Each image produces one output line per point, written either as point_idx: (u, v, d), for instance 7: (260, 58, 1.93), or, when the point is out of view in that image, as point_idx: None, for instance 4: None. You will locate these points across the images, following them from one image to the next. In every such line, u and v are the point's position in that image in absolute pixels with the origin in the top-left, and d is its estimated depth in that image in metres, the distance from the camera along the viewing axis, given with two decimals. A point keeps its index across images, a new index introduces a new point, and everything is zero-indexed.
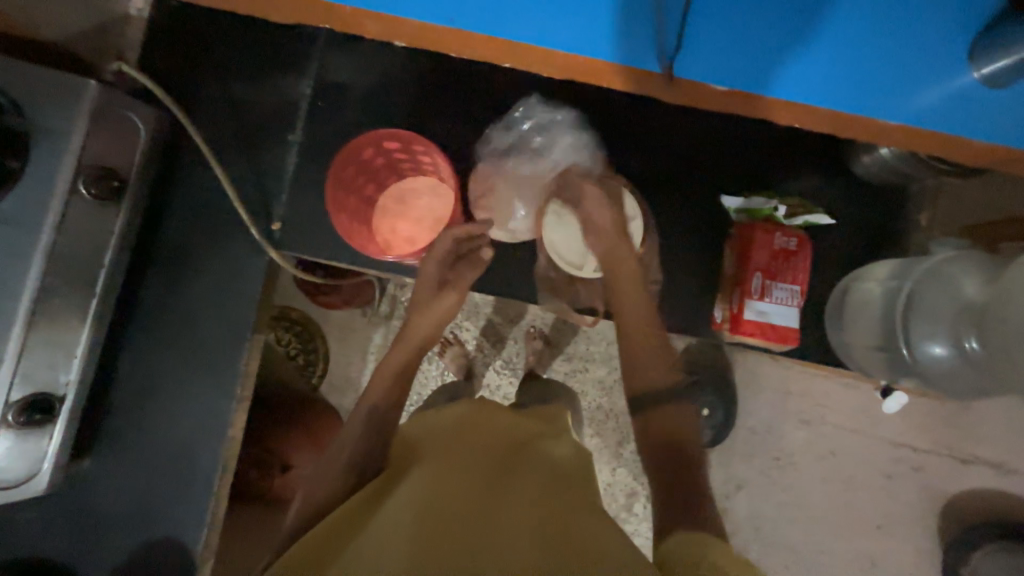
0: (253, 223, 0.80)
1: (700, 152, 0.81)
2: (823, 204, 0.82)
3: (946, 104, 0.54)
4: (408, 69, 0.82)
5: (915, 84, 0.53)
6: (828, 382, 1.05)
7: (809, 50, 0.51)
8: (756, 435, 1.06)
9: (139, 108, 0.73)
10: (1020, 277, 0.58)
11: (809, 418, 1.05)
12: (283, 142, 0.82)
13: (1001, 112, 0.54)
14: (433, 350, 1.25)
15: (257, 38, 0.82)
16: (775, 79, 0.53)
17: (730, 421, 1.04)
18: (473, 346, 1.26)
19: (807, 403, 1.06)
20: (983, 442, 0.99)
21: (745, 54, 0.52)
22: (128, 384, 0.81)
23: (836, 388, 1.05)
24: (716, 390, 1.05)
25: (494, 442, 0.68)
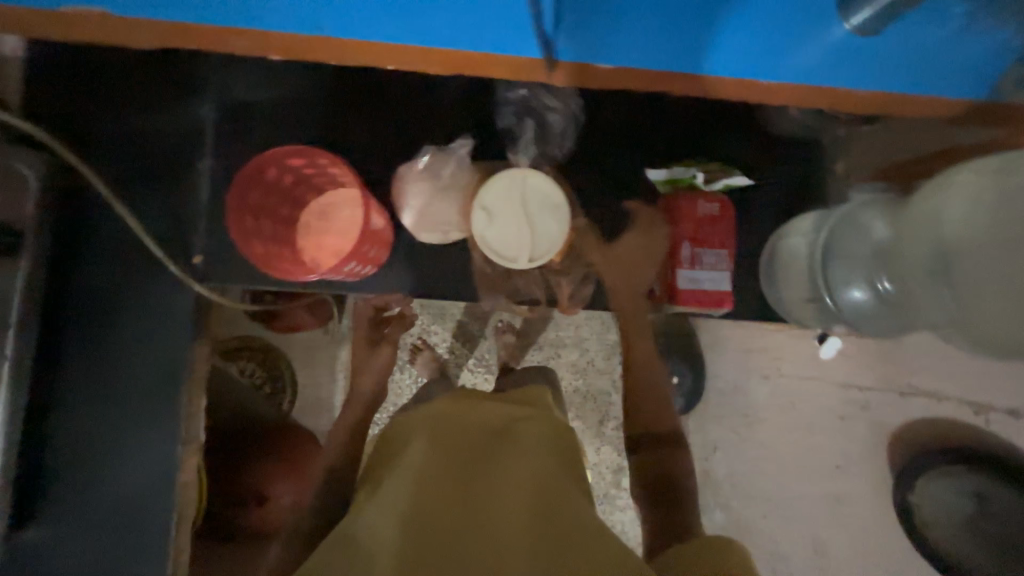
0: (170, 259, 0.77)
1: (619, 130, 0.81)
2: (745, 166, 0.84)
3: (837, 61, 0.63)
4: (313, 80, 0.80)
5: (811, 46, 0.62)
6: (782, 336, 1.09)
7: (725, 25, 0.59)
8: (723, 396, 1.09)
9: (24, 155, 0.69)
10: (919, 213, 0.61)
11: (769, 372, 1.08)
12: (193, 172, 0.79)
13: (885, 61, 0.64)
14: (403, 358, 1.24)
15: (147, 66, 0.77)
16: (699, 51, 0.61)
17: (698, 385, 1.07)
18: (445, 350, 1.25)
19: (766, 358, 1.09)
20: (924, 373, 1.05)
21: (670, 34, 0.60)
22: (61, 444, 0.77)
23: (788, 340, 1.09)
24: (683, 358, 1.08)
25: (479, 431, 0.69)
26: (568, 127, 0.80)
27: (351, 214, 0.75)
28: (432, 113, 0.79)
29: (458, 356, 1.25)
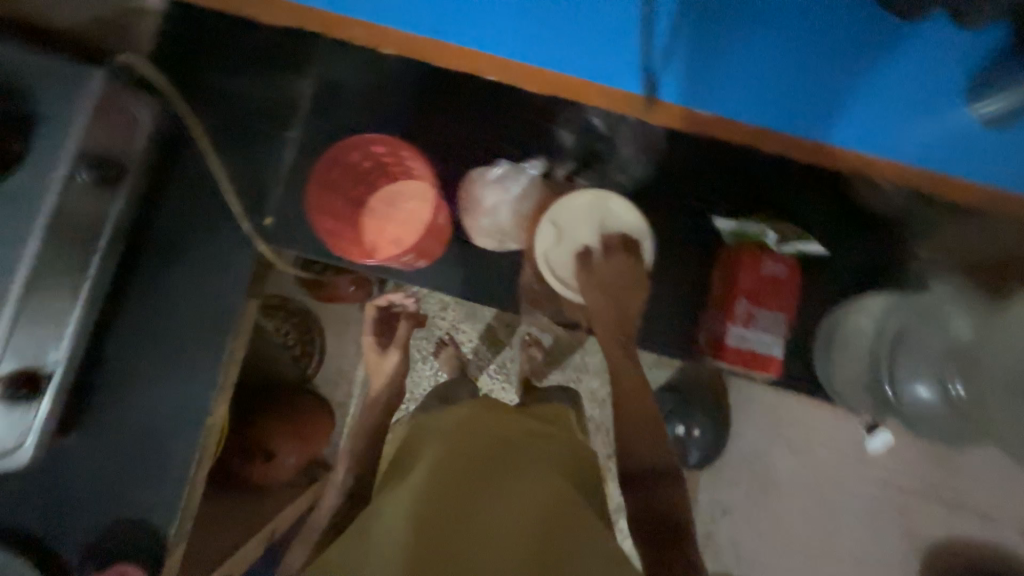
0: (244, 216, 0.82)
1: (695, 174, 0.79)
2: (819, 233, 0.80)
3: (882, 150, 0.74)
4: (407, 72, 0.82)
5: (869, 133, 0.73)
6: (818, 413, 1.05)
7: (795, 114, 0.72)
8: (742, 460, 1.07)
9: (143, 99, 0.75)
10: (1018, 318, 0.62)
11: (797, 446, 1.05)
12: (281, 140, 0.84)
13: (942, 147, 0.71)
14: (428, 349, 1.25)
15: (264, 37, 0.83)
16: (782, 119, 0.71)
17: (719, 444, 1.04)
18: (468, 350, 1.25)
19: (797, 432, 1.06)
20: (962, 484, 1.00)
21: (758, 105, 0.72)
22: (113, 364, 0.82)
23: (826, 419, 1.05)
24: (707, 411, 1.05)
25: (493, 442, 0.68)
26: (642, 161, 0.79)
27: (411, 204, 0.78)
28: (511, 122, 0.80)
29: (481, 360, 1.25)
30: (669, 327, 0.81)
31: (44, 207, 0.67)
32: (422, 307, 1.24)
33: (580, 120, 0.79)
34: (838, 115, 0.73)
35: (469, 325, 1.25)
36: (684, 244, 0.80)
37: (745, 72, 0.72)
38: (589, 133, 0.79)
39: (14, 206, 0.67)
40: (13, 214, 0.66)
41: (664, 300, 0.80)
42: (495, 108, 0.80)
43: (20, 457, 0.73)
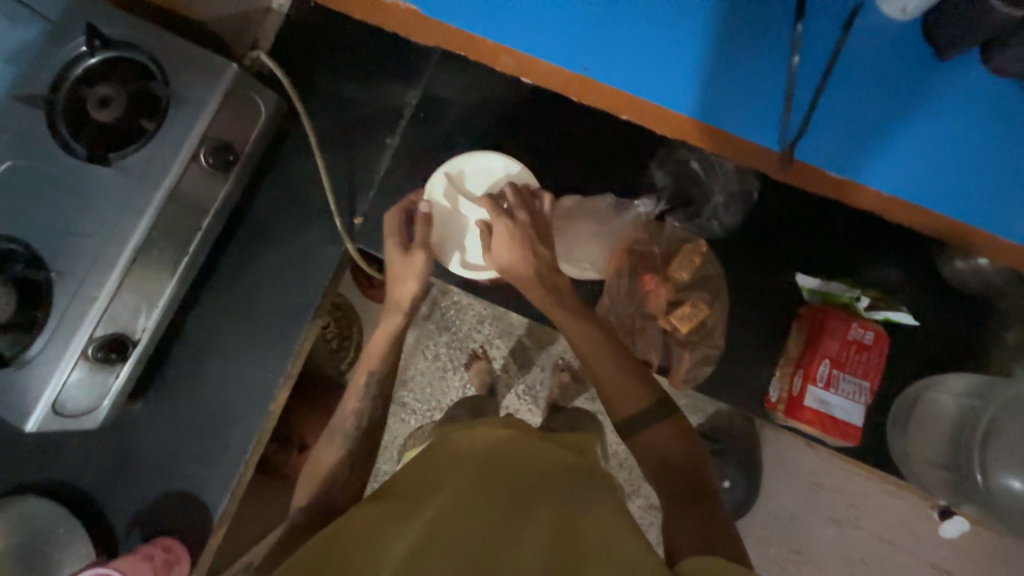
0: (337, 213, 0.85)
1: (784, 229, 0.79)
2: (903, 303, 0.79)
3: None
4: (510, 96, 0.85)
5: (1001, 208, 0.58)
6: (869, 484, 1.01)
7: (914, 162, 0.57)
8: (775, 520, 1.04)
9: (266, 94, 0.80)
10: None
11: (840, 517, 1.02)
12: (380, 146, 0.87)
13: None
14: (460, 361, 1.26)
15: (378, 48, 0.88)
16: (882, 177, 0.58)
17: (750, 498, 1.01)
18: (499, 366, 1.25)
19: (841, 501, 1.02)
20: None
21: (857, 150, 0.57)
22: (190, 339, 0.85)
23: (876, 492, 1.01)
24: (741, 464, 1.02)
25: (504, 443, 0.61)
26: (732, 210, 0.80)
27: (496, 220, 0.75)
28: (605, 156, 0.81)
29: (507, 377, 1.25)
30: (739, 377, 0.80)
31: (165, 184, 0.70)
32: (461, 318, 1.26)
33: (674, 163, 0.80)
34: (875, 165, 0.57)
35: (502, 342, 1.24)
36: (764, 296, 0.80)
37: (863, 99, 0.56)
38: (682, 176, 0.80)
39: (137, 179, 0.70)
40: (135, 187, 0.70)
41: (737, 350, 0.79)
42: (592, 140, 0.82)
43: (93, 420, 0.75)
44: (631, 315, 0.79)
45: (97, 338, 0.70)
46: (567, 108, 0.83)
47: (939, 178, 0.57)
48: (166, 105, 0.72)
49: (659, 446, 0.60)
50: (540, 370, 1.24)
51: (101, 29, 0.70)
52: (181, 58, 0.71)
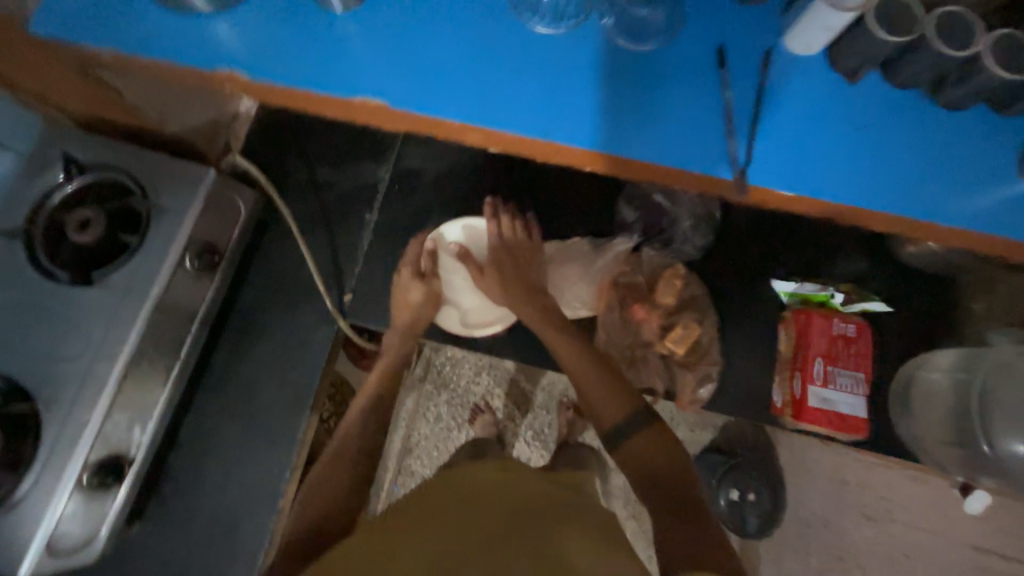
0: (327, 293, 0.86)
1: (751, 242, 0.85)
2: (877, 292, 0.83)
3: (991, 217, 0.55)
4: (477, 158, 0.90)
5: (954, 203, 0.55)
6: (889, 473, 1.02)
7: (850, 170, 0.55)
8: (809, 528, 1.02)
9: (244, 192, 0.83)
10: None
11: (870, 512, 1.01)
12: (359, 222, 0.90)
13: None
14: (463, 417, 1.24)
15: (344, 133, 0.93)
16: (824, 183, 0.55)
17: (777, 507, 1.00)
18: (503, 415, 1.24)
19: (868, 495, 1.02)
20: None
21: (791, 164, 0.55)
22: (188, 446, 0.82)
23: (898, 479, 1.02)
24: (761, 474, 1.02)
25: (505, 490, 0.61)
26: (702, 232, 0.84)
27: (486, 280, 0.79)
28: (575, 201, 0.86)
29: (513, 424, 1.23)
30: (743, 389, 0.81)
31: (151, 295, 0.70)
32: (457, 373, 1.25)
33: (638, 197, 0.85)
34: (867, 171, 0.55)
35: (502, 390, 1.24)
36: (747, 308, 0.83)
37: (780, 118, 0.56)
38: (649, 208, 0.85)
39: (123, 294, 0.70)
40: (121, 302, 0.69)
41: (736, 363, 0.81)
42: (559, 188, 0.87)
43: (91, 551, 0.71)
44: (627, 345, 0.82)
45: (92, 462, 0.67)
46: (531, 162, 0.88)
47: (880, 184, 0.55)
48: (146, 218, 0.73)
49: (643, 456, 0.61)
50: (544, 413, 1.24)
51: (77, 155, 0.73)
52: (158, 172, 0.74)
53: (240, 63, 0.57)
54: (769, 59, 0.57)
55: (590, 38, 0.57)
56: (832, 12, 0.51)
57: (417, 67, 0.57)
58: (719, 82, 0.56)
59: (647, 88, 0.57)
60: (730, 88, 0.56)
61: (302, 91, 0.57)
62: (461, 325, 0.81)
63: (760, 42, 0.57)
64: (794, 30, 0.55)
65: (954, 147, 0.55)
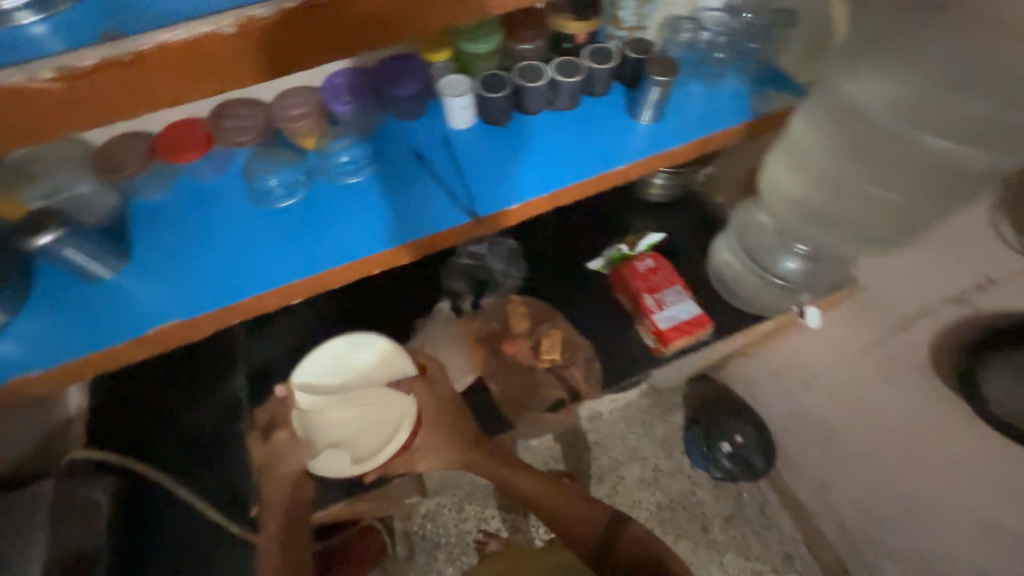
0: (232, 521, 0.83)
1: (554, 251, 1.02)
2: (656, 228, 1.04)
3: (642, 146, 0.78)
4: (316, 317, 0.96)
5: (614, 154, 0.77)
6: (789, 340, 1.16)
7: (541, 171, 0.76)
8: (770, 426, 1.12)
9: (99, 484, 0.80)
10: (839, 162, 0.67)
11: (799, 380, 1.14)
12: (237, 438, 0.88)
13: (670, 133, 0.78)
14: (470, 561, 1.12)
15: (183, 369, 0.92)
16: (530, 187, 0.74)
17: (760, 436, 1.08)
18: (506, 530, 1.15)
19: (789, 369, 1.15)
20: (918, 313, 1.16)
21: (502, 188, 0.74)
22: None
23: (799, 340, 1.16)
24: (733, 419, 1.10)
25: None
26: (516, 265, 1.00)
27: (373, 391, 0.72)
28: (411, 301, 0.96)
29: (522, 531, 1.14)
30: (624, 354, 0.92)
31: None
32: (435, 521, 1.15)
33: (455, 271, 0.98)
34: (549, 165, 0.76)
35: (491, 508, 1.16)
36: (584, 294, 0.98)
37: (476, 170, 0.76)
38: (468, 273, 0.98)
39: None
40: None
41: (604, 340, 0.93)
42: (393, 299, 0.96)
43: None
44: (518, 379, 0.90)
45: None
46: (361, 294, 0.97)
47: (563, 169, 0.76)
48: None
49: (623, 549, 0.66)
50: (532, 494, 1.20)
51: None
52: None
53: (31, 361, 0.60)
54: (449, 139, 0.78)
55: (324, 190, 0.75)
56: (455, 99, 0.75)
57: (203, 278, 0.67)
58: (427, 169, 0.76)
59: (383, 198, 0.74)
60: (435, 169, 0.76)
61: (100, 353, 0.61)
62: (352, 464, 0.66)
63: (437, 132, 0.79)
64: (449, 118, 0.78)
65: (589, 124, 0.80)
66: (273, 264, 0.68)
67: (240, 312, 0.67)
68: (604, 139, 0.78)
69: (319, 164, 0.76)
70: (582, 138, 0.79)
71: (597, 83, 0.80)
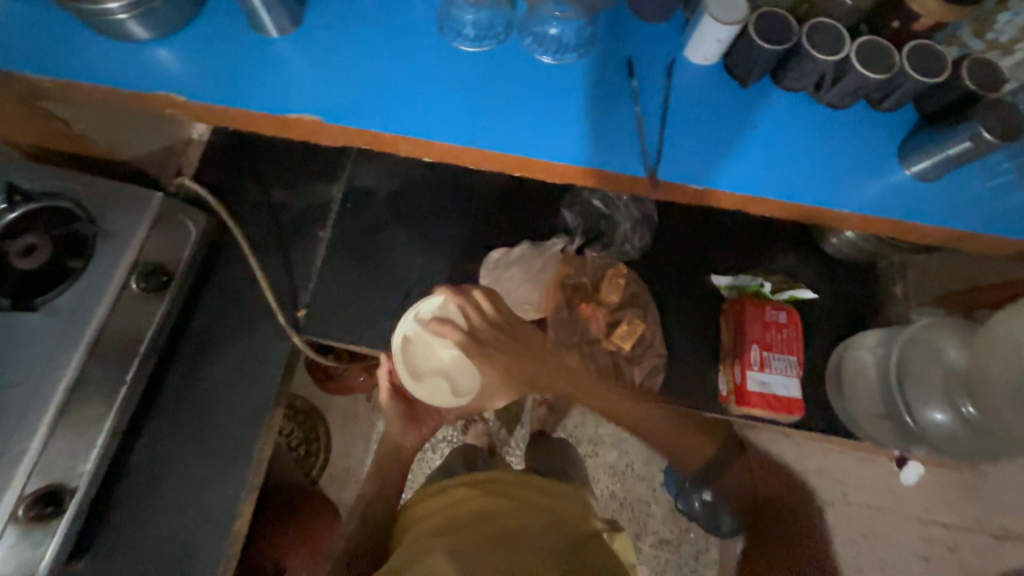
0: (280, 310, 0.86)
1: (687, 247, 0.91)
2: (803, 281, 0.91)
3: (882, 199, 0.62)
4: (430, 178, 0.94)
5: (847, 188, 0.62)
6: (845, 456, 1.01)
7: (748, 152, 0.62)
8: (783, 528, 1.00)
9: (193, 214, 0.83)
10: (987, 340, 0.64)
11: (834, 501, 1.00)
12: (314, 238, 0.91)
13: (923, 202, 0.62)
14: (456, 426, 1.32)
15: (304, 157, 0.95)
16: (722, 176, 0.61)
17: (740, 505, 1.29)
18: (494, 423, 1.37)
19: (830, 484, 1.01)
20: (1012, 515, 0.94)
21: (702, 162, 0.61)
22: (135, 475, 0.80)
23: (853, 463, 1.01)
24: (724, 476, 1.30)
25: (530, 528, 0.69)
26: (640, 235, 0.90)
27: None
28: (515, 213, 0.92)
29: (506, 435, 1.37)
30: (688, 380, 0.86)
31: (86, 337, 0.70)
32: None
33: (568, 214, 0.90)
34: (756, 165, 0.62)
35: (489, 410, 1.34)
36: (687, 306, 0.89)
37: (694, 121, 0.62)
38: (581, 223, 0.90)
39: (67, 318, 0.70)
40: (66, 325, 0.70)
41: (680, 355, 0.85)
42: (500, 202, 0.92)
43: None
44: None
45: (28, 493, 0.66)
46: (481, 186, 0.93)
47: (776, 173, 0.62)
48: (93, 242, 0.74)
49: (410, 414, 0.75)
50: (523, 430, 1.39)
51: (23, 185, 0.73)
52: (103, 199, 0.75)
53: (194, 91, 0.60)
54: (678, 71, 0.63)
55: (516, 57, 0.63)
56: (718, 26, 0.57)
57: (368, 94, 0.61)
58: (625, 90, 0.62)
59: (571, 94, 0.62)
60: (640, 98, 0.62)
61: (272, 116, 0.60)
62: None
63: (664, 54, 0.64)
64: (693, 42, 0.61)
65: (835, 144, 0.63)
66: (442, 116, 0.61)
67: (374, 141, 0.62)
68: (846, 162, 0.62)
69: (528, 23, 0.64)
70: (821, 148, 0.63)
71: (892, 96, 0.60)
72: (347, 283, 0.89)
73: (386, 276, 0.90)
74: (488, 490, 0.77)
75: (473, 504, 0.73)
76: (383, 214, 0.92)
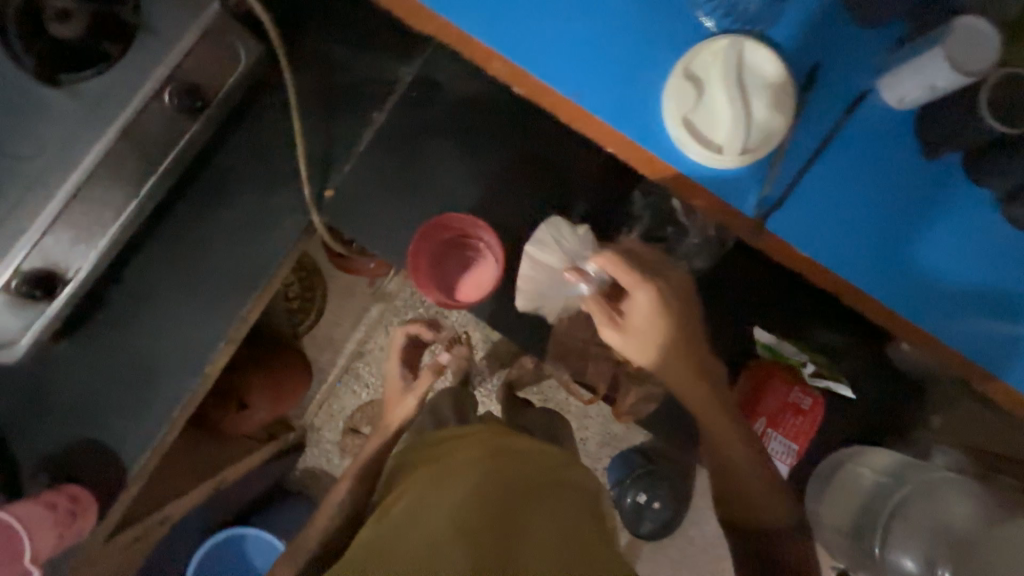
0: (308, 182, 0.80)
1: (744, 288, 0.82)
2: (843, 371, 0.83)
3: (991, 349, 0.53)
4: (511, 100, 0.82)
5: (961, 321, 0.53)
6: None
7: (882, 236, 0.51)
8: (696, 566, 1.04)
9: (248, 40, 0.73)
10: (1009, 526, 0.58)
11: None
12: (366, 118, 0.82)
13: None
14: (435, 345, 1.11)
15: (386, 17, 0.82)
16: (838, 252, 0.51)
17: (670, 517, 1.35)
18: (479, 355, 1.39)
19: None
20: None
21: (824, 227, 0.51)
22: (129, 285, 0.80)
23: None
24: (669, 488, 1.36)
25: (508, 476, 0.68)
26: (702, 256, 0.81)
27: None
28: (579, 179, 0.83)
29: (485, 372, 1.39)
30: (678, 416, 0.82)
31: (105, 136, 0.65)
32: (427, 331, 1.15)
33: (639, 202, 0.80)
34: (885, 254, 0.51)
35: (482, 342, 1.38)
36: (714, 347, 0.82)
37: (843, 175, 0.50)
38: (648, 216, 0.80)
39: (90, 110, 0.65)
40: (86, 117, 0.64)
41: None
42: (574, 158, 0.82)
43: (8, 354, 0.71)
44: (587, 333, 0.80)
45: (22, 271, 0.66)
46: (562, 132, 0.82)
47: (897, 272, 0.52)
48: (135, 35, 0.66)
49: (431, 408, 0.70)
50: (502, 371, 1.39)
51: None
52: None
53: None
54: (858, 104, 0.49)
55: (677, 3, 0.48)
56: (944, 70, 0.43)
57: None
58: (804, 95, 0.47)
59: None
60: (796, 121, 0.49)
61: None
62: None
63: (853, 76, 0.49)
64: (899, 74, 0.46)
65: (983, 266, 0.52)
66: (557, 46, 0.49)
67: (470, 46, 0.51)
68: (979, 292, 0.52)
69: None
70: (964, 265, 0.52)
71: None
72: (384, 180, 0.82)
73: (425, 189, 0.82)
74: (476, 445, 0.75)
75: (451, 457, 0.72)
76: (446, 118, 0.82)
